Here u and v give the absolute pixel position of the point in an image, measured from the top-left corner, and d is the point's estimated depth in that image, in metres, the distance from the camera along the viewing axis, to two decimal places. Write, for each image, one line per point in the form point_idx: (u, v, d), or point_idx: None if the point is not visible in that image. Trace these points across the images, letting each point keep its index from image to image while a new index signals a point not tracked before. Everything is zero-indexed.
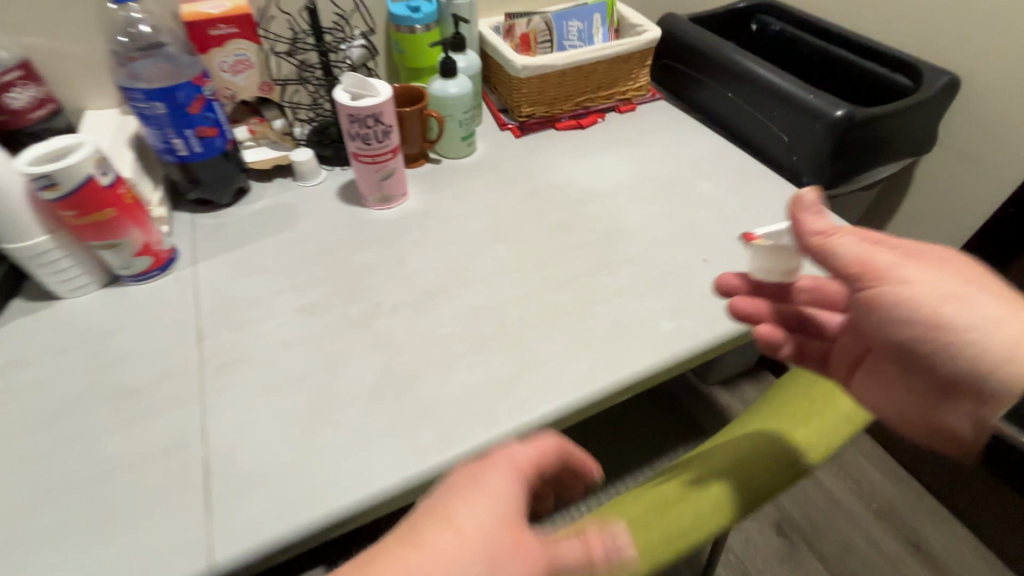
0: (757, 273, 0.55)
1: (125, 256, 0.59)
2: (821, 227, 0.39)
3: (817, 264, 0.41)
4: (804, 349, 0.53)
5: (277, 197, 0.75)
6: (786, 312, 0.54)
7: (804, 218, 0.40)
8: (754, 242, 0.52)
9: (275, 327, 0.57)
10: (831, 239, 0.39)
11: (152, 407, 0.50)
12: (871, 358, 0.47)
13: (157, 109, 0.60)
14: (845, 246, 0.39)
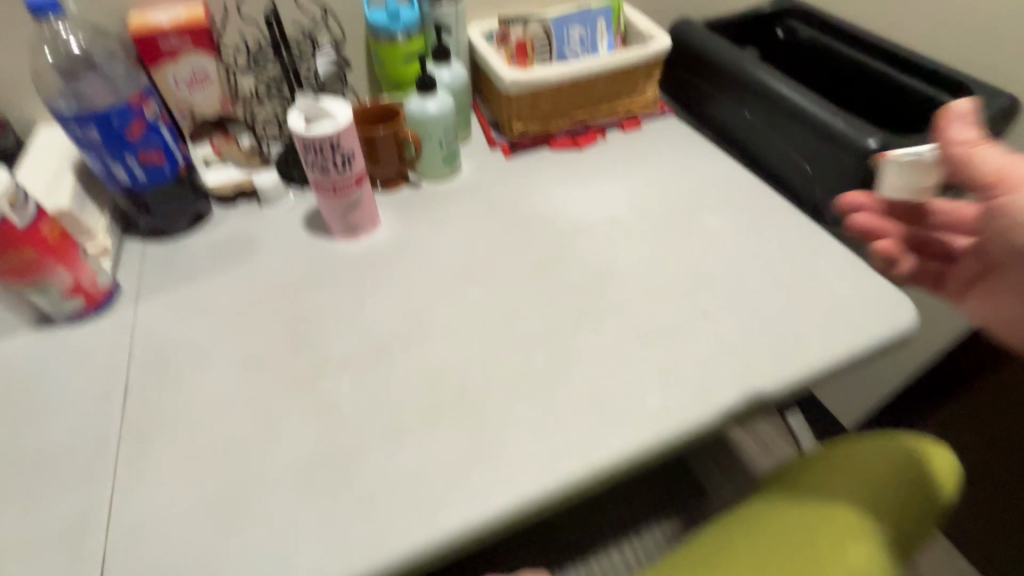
0: (891, 191, 0.52)
1: (52, 298, 0.53)
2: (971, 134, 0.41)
3: (955, 177, 0.42)
4: (925, 268, 0.53)
5: (237, 224, 0.69)
6: (917, 233, 0.53)
7: (954, 127, 0.41)
8: (891, 157, 0.51)
9: (209, 383, 0.51)
10: (978, 148, 0.40)
11: (59, 481, 0.45)
12: (992, 277, 0.46)
13: (92, 134, 0.55)
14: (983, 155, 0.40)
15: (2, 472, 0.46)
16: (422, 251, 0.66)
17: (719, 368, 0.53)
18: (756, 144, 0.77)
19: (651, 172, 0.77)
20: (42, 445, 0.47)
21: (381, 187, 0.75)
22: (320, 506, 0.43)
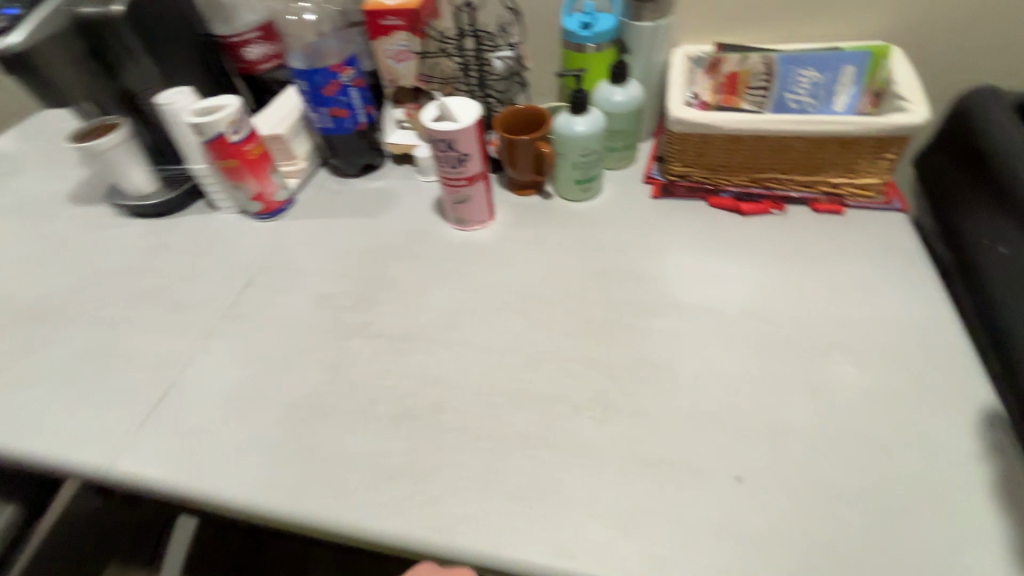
0: None
1: (245, 197, 0.73)
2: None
3: None
4: None
5: (392, 182, 0.80)
6: None
7: None
8: None
9: (288, 303, 0.64)
10: None
11: (179, 324, 0.62)
12: None
13: (303, 86, 0.70)
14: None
15: (161, 304, 0.66)
16: (502, 262, 0.66)
17: (706, 550, 0.41)
18: (1001, 297, 0.52)
19: (810, 275, 0.60)
20: (186, 296, 0.67)
21: (514, 189, 0.75)
22: (279, 438, 0.51)
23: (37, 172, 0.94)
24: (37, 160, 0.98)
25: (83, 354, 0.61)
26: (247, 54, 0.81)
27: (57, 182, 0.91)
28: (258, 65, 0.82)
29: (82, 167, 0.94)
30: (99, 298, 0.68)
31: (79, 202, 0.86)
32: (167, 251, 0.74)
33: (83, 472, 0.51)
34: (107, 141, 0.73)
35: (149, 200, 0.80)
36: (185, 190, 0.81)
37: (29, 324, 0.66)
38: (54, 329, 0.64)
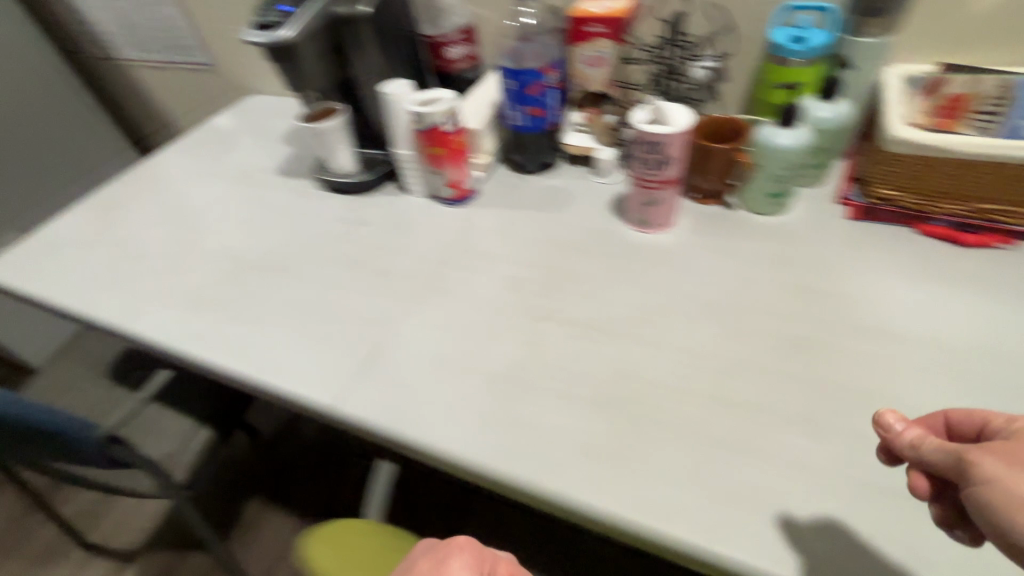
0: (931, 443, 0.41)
1: (441, 183, 0.79)
2: (909, 437, 0.40)
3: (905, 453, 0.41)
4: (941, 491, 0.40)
5: (569, 181, 0.83)
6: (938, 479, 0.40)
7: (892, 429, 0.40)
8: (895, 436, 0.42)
9: (479, 282, 0.69)
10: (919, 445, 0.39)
11: (386, 290, 0.70)
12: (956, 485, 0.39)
13: (508, 85, 0.75)
14: (929, 453, 0.38)
15: (365, 271, 0.74)
16: (687, 268, 0.66)
17: None
18: None
19: None
20: (387, 266, 0.74)
21: (694, 198, 0.75)
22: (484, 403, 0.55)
23: (250, 146, 1.09)
24: (249, 137, 1.13)
25: (305, 305, 0.70)
26: (448, 53, 0.88)
27: (267, 157, 1.05)
28: (455, 64, 0.89)
29: (287, 146, 1.07)
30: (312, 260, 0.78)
31: (287, 175, 0.99)
32: (366, 225, 0.82)
33: (313, 407, 0.59)
34: (330, 126, 0.83)
35: (350, 180, 0.89)
36: (379, 174, 0.89)
37: (258, 275, 0.77)
38: (279, 282, 0.74)
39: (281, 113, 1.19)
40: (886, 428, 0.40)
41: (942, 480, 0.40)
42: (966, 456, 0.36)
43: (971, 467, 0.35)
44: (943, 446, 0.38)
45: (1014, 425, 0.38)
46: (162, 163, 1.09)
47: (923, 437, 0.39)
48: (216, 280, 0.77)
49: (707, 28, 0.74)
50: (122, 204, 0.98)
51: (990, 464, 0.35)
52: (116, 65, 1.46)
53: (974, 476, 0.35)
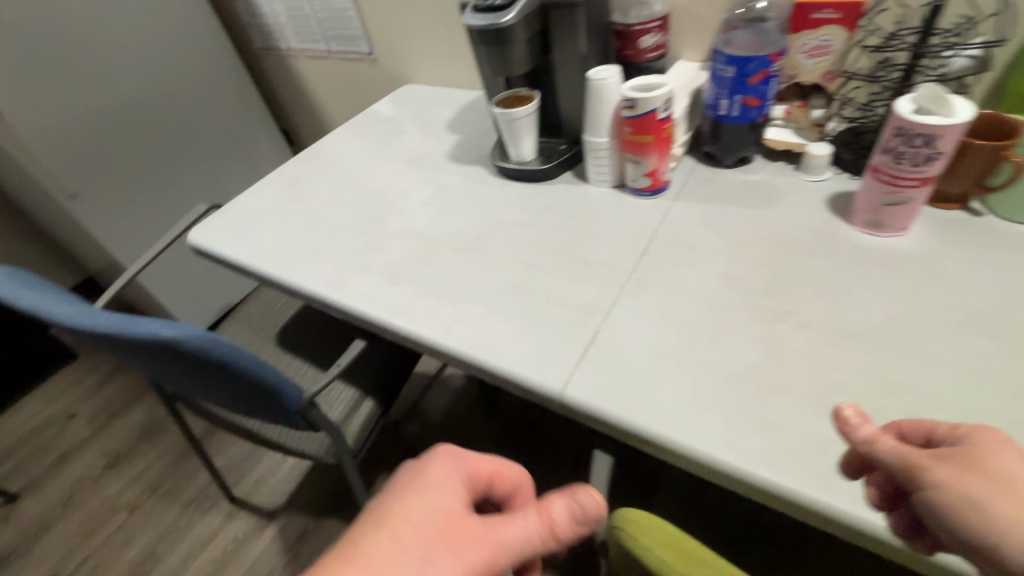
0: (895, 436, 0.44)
1: (638, 172, 0.76)
2: (868, 434, 0.42)
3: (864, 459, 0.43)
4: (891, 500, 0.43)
5: (770, 177, 0.78)
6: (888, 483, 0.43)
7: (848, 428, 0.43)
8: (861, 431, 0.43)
9: (694, 276, 0.65)
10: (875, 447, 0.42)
11: (591, 278, 0.68)
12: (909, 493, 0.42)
13: (727, 72, 0.70)
14: (887, 455, 0.41)
15: (564, 255, 0.73)
16: (938, 278, 0.60)
17: None
18: None
19: None
20: (587, 253, 0.72)
21: (932, 201, 0.68)
22: (734, 404, 0.52)
23: (416, 132, 1.12)
24: (413, 123, 1.16)
25: (508, 287, 0.70)
26: (642, 42, 0.85)
27: (436, 144, 1.08)
28: (646, 54, 0.87)
29: (452, 133, 1.10)
30: (505, 243, 0.78)
31: (458, 161, 1.01)
32: (553, 213, 0.82)
33: (535, 390, 0.58)
34: (520, 112, 0.82)
35: (527, 167, 0.89)
36: (558, 162, 0.88)
37: (453, 254, 0.78)
38: (476, 263, 0.75)
39: (440, 102, 1.22)
40: (848, 424, 0.42)
41: (890, 483, 0.43)
42: (925, 463, 0.39)
43: (932, 473, 0.39)
44: (903, 452, 0.41)
45: (963, 434, 0.40)
46: (333, 144, 1.15)
47: (881, 434, 0.42)
48: (412, 257, 0.79)
49: (969, 14, 0.66)
50: (304, 180, 1.04)
51: (945, 472, 0.38)
52: (278, 54, 1.56)
53: (929, 478, 0.39)
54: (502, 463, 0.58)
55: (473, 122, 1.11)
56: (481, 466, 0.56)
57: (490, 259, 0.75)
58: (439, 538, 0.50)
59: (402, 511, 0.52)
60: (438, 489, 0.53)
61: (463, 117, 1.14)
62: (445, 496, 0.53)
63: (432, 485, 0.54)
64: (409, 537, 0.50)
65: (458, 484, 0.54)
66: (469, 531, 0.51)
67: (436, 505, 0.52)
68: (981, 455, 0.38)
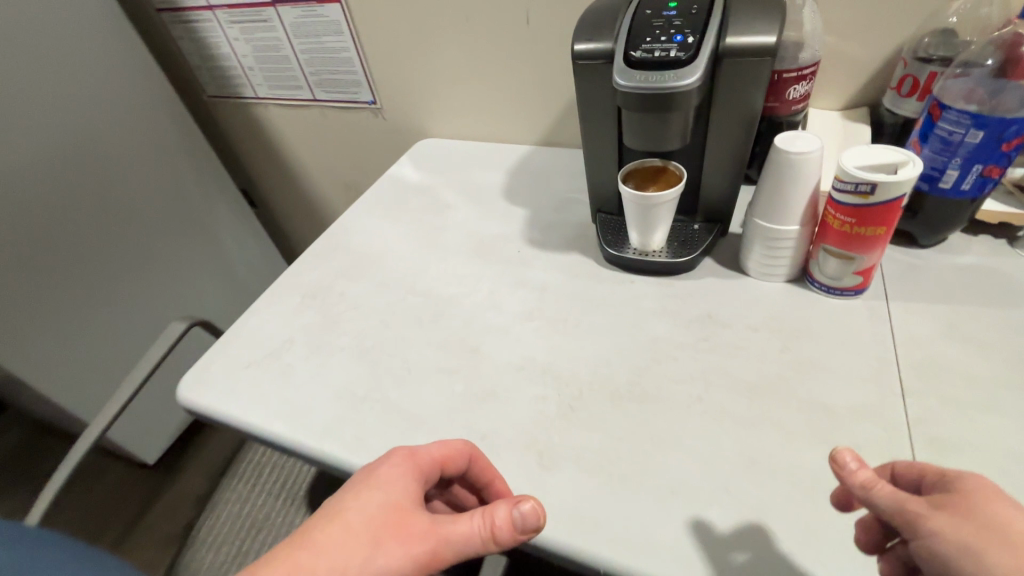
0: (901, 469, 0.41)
1: (846, 270, 0.57)
2: (863, 477, 0.38)
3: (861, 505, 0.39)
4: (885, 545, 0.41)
5: (990, 259, 0.61)
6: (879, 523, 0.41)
7: (846, 470, 0.39)
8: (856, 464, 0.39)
9: (1005, 430, 0.46)
10: (871, 492, 0.38)
11: (855, 441, 0.47)
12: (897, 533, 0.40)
13: (970, 137, 0.53)
14: (882, 502, 0.37)
15: (790, 400, 0.51)
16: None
17: None
18: None
19: None
20: (822, 395, 0.51)
21: None
22: None
23: (465, 207, 0.88)
24: (456, 194, 0.92)
25: (734, 466, 0.47)
26: (791, 92, 0.66)
27: (500, 222, 0.84)
28: (792, 106, 0.68)
29: (515, 207, 0.87)
30: (683, 381, 0.55)
31: (543, 247, 0.77)
32: (724, 325, 0.60)
33: None
34: (669, 195, 0.60)
35: (658, 256, 0.67)
36: (700, 250, 0.67)
37: (615, 407, 0.54)
38: (659, 419, 0.52)
39: (480, 163, 0.98)
40: (842, 468, 0.39)
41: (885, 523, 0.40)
42: (917, 511, 0.36)
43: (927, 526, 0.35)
44: (896, 496, 0.37)
45: (954, 481, 0.37)
46: (354, 230, 0.88)
47: (877, 479, 0.38)
48: (555, 417, 0.54)
49: None
50: (333, 289, 0.76)
51: (938, 522, 0.35)
52: (240, 104, 1.25)
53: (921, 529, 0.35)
54: (453, 446, 0.48)
55: (538, 191, 0.89)
56: (434, 454, 0.47)
57: (678, 414, 0.52)
58: (387, 539, 0.42)
59: (348, 508, 0.43)
60: (384, 484, 0.45)
61: (522, 184, 0.91)
62: (393, 492, 0.44)
63: (380, 483, 0.45)
64: (351, 538, 0.42)
65: (409, 486, 0.45)
66: (418, 540, 0.42)
67: (380, 502, 0.44)
68: (969, 503, 0.35)
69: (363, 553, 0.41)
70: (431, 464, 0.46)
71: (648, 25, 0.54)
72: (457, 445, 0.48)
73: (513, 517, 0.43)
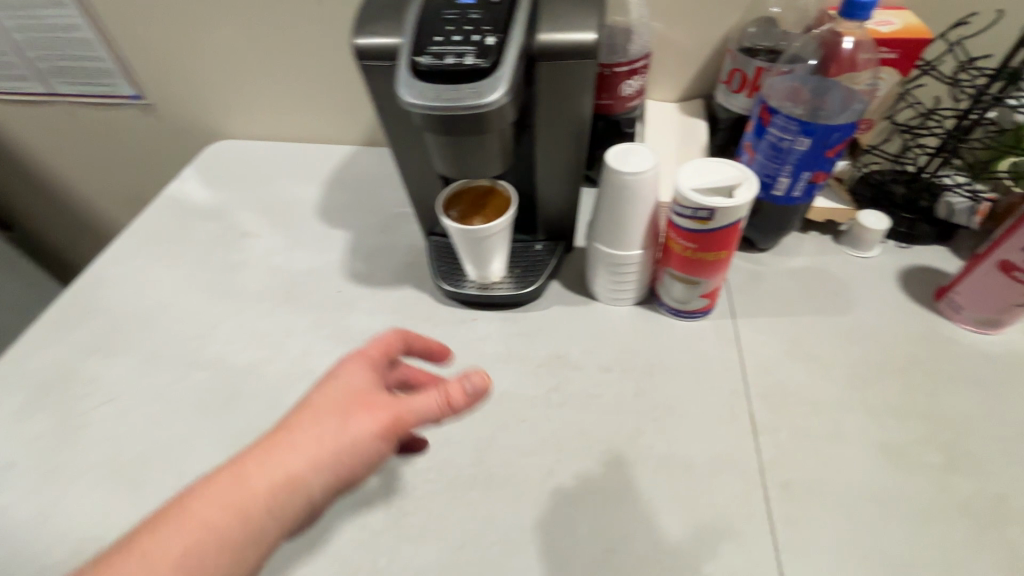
0: None
1: (692, 294, 0.52)
2: None
3: None
4: None
5: (820, 258, 0.61)
6: None
7: None
8: None
9: (848, 461, 0.45)
10: None
11: (713, 501, 0.43)
12: None
13: (798, 144, 0.49)
14: None
15: (648, 460, 0.45)
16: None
17: None
18: None
19: None
20: (681, 450, 0.46)
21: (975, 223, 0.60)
22: None
23: (272, 235, 0.71)
24: (260, 219, 0.73)
25: (593, 562, 0.41)
26: (624, 87, 0.58)
27: (315, 253, 0.68)
28: (629, 102, 0.60)
29: (336, 229, 0.71)
30: (533, 453, 0.47)
31: (369, 282, 0.64)
32: (574, 369, 0.53)
33: None
34: (495, 228, 0.50)
35: (498, 290, 0.57)
36: (544, 276, 0.58)
37: (457, 503, 0.44)
38: (507, 511, 0.43)
39: (290, 173, 0.80)
40: None
41: None
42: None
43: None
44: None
45: None
46: (116, 283, 0.66)
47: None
48: (383, 530, 0.43)
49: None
50: (84, 373, 0.56)
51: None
52: None
53: None
54: (399, 335, 0.40)
55: (362, 206, 0.74)
56: (381, 345, 0.38)
57: (529, 501, 0.44)
58: (348, 418, 0.33)
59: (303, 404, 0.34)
60: (338, 376, 0.35)
61: (343, 198, 0.75)
62: (348, 376, 0.35)
63: (329, 376, 0.35)
64: (314, 428, 0.32)
65: (364, 372, 0.36)
66: (384, 407, 0.33)
67: (336, 391, 0.34)
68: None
69: (331, 429, 0.32)
70: (380, 352, 0.38)
71: (437, 19, 0.41)
72: (403, 332, 0.40)
73: (467, 389, 0.34)
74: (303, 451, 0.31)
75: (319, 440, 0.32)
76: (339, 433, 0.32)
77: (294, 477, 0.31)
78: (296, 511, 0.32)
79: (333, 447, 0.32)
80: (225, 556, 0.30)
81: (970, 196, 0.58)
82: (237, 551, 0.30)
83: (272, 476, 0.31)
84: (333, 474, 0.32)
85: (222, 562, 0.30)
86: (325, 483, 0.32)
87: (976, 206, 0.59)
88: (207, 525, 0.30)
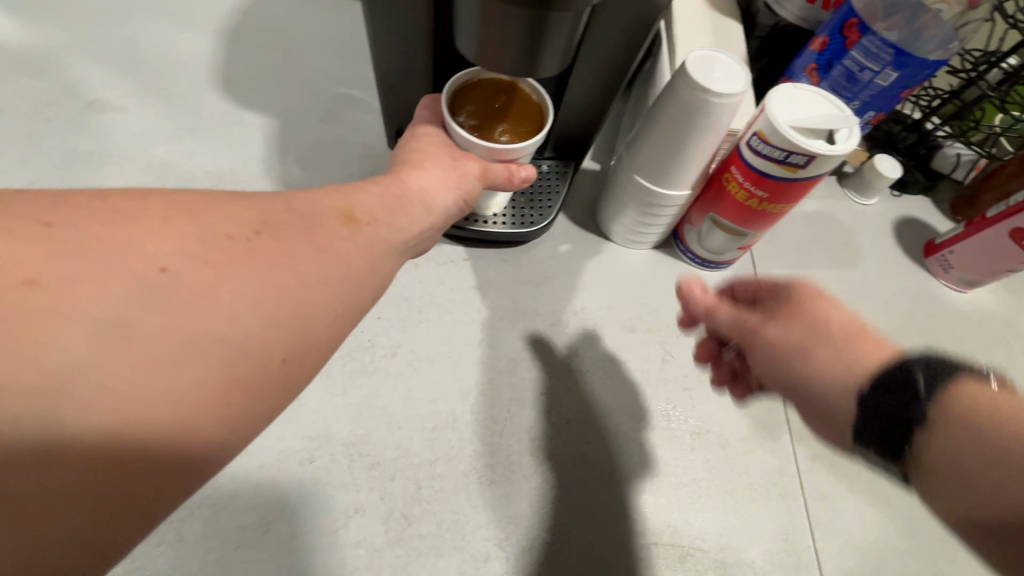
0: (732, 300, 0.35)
1: (731, 245, 0.45)
2: (709, 304, 0.36)
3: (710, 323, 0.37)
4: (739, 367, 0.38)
5: (828, 204, 0.57)
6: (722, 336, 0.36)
7: (692, 293, 0.36)
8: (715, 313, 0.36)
9: None
10: (714, 313, 0.36)
11: (748, 478, 0.40)
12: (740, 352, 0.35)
13: (880, 77, 0.42)
14: (723, 324, 0.35)
15: (683, 438, 0.41)
16: None
17: None
18: None
19: None
20: (715, 423, 0.42)
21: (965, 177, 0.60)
22: None
23: (148, 113, 0.48)
24: (121, 85, 0.49)
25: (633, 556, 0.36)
26: None
27: (225, 148, 0.48)
28: None
29: (248, 113, 0.50)
30: (557, 434, 0.39)
31: None
32: (592, 326, 0.44)
33: None
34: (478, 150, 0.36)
35: (494, 227, 0.44)
36: (551, 210, 0.46)
37: (474, 504, 0.36)
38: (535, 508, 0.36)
39: (158, 10, 0.53)
40: (688, 298, 0.37)
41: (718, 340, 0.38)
42: (756, 324, 0.32)
43: (766, 338, 0.31)
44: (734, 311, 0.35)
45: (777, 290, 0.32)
46: None
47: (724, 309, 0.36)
48: (383, 549, 0.34)
49: None
50: None
51: (775, 332, 0.31)
52: None
53: (758, 342, 0.32)
54: None
55: (283, 76, 0.52)
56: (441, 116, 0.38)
57: (559, 494, 0.37)
58: (461, 160, 0.35)
59: (414, 153, 0.35)
60: (421, 138, 0.36)
61: (250, 60, 0.52)
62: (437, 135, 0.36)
63: (418, 136, 0.36)
64: (430, 161, 0.34)
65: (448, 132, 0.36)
66: (474, 158, 0.36)
67: (437, 144, 0.36)
68: (801, 304, 0.31)
69: (448, 162, 0.35)
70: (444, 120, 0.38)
71: None
72: None
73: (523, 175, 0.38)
74: (432, 174, 0.34)
75: (439, 171, 0.34)
76: (457, 167, 0.35)
77: (428, 190, 0.33)
78: (432, 223, 0.32)
79: (453, 174, 0.34)
80: (393, 229, 0.29)
81: (979, 152, 0.56)
82: (405, 230, 0.30)
83: (413, 188, 0.32)
84: (455, 197, 0.34)
85: (399, 229, 0.29)
86: (446, 209, 0.34)
87: (977, 161, 0.58)
88: (383, 197, 0.30)
